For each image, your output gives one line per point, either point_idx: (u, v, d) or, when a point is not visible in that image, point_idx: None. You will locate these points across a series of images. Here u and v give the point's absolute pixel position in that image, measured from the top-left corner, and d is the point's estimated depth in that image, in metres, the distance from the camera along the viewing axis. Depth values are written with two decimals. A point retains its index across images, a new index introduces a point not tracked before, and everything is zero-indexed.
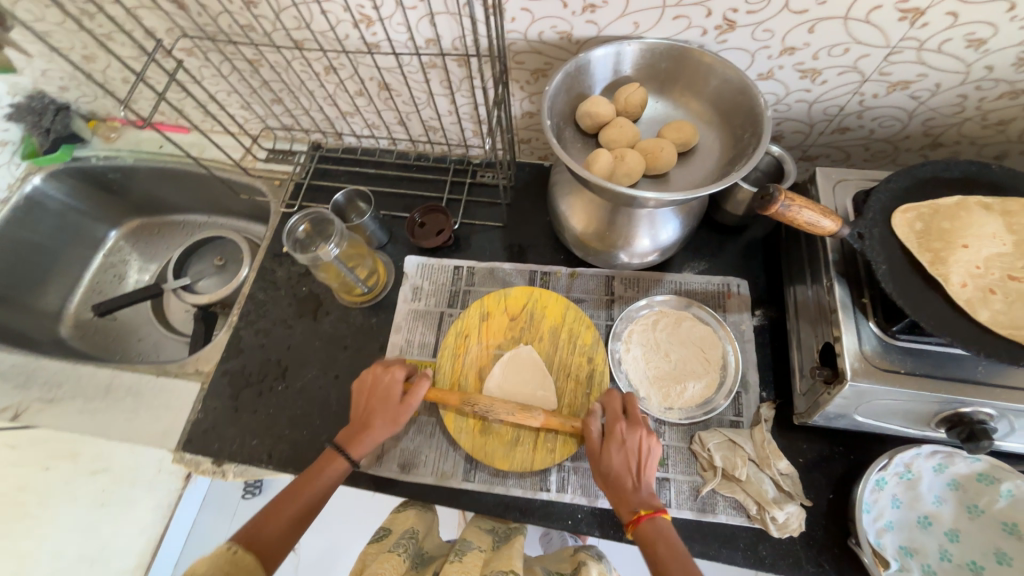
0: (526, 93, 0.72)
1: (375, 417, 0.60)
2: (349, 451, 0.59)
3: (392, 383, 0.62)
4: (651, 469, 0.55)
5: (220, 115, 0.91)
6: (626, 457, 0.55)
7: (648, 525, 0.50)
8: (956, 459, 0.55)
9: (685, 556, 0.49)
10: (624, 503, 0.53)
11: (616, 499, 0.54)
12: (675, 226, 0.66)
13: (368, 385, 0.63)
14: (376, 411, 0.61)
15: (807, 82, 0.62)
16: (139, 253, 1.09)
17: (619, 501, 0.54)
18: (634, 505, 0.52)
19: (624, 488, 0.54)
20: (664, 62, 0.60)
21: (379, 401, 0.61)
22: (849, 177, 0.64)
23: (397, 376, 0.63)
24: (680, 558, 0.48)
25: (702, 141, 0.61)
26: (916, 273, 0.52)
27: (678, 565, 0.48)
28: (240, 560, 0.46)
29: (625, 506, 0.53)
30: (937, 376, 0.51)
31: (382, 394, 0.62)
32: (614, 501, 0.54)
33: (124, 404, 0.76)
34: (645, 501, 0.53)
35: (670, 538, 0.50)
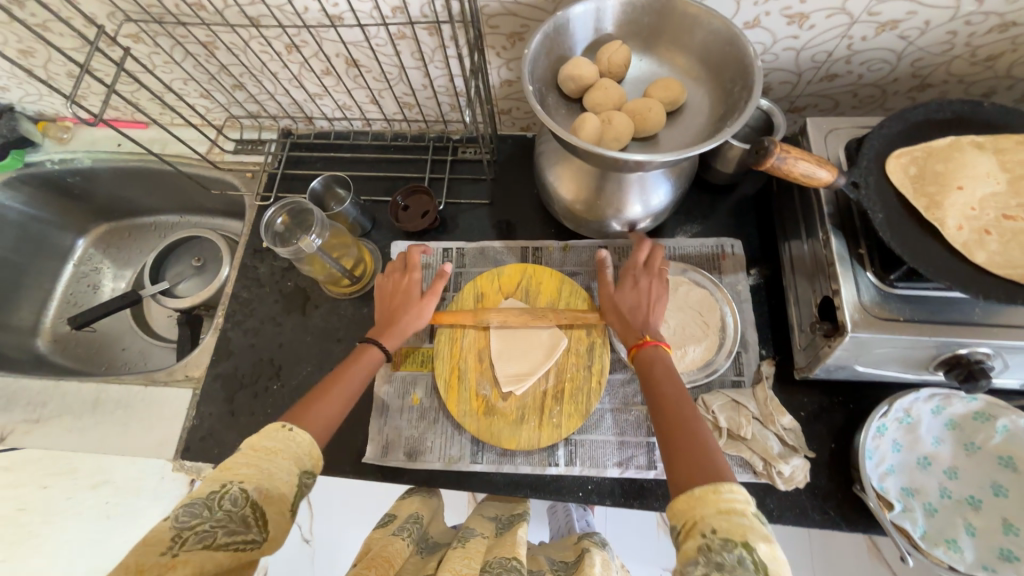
0: (503, 60, 0.69)
1: (398, 309, 0.63)
2: (380, 340, 0.60)
3: (410, 283, 0.64)
4: (674, 356, 0.54)
5: (180, 106, 0.86)
6: (658, 351, 0.54)
7: (648, 351, 0.54)
8: (954, 400, 0.57)
9: (679, 380, 0.51)
10: (631, 333, 0.57)
11: (626, 332, 0.59)
12: (667, 190, 0.65)
13: (390, 289, 0.65)
14: (398, 301, 0.64)
15: (794, 29, 0.60)
16: (112, 260, 1.05)
17: (626, 332, 0.58)
18: (639, 332, 0.57)
19: (653, 366, 0.53)
20: (646, 15, 0.56)
21: (399, 300, 0.64)
22: (839, 126, 0.62)
23: (416, 278, 0.65)
24: (672, 379, 0.51)
25: (691, 99, 0.58)
26: (912, 219, 0.52)
27: (673, 389, 0.50)
28: (299, 438, 0.44)
29: (632, 333, 0.57)
30: (936, 321, 0.52)
31: (404, 295, 0.64)
32: (624, 334, 0.58)
33: (114, 417, 0.74)
34: (651, 333, 0.56)
35: (671, 372, 0.52)
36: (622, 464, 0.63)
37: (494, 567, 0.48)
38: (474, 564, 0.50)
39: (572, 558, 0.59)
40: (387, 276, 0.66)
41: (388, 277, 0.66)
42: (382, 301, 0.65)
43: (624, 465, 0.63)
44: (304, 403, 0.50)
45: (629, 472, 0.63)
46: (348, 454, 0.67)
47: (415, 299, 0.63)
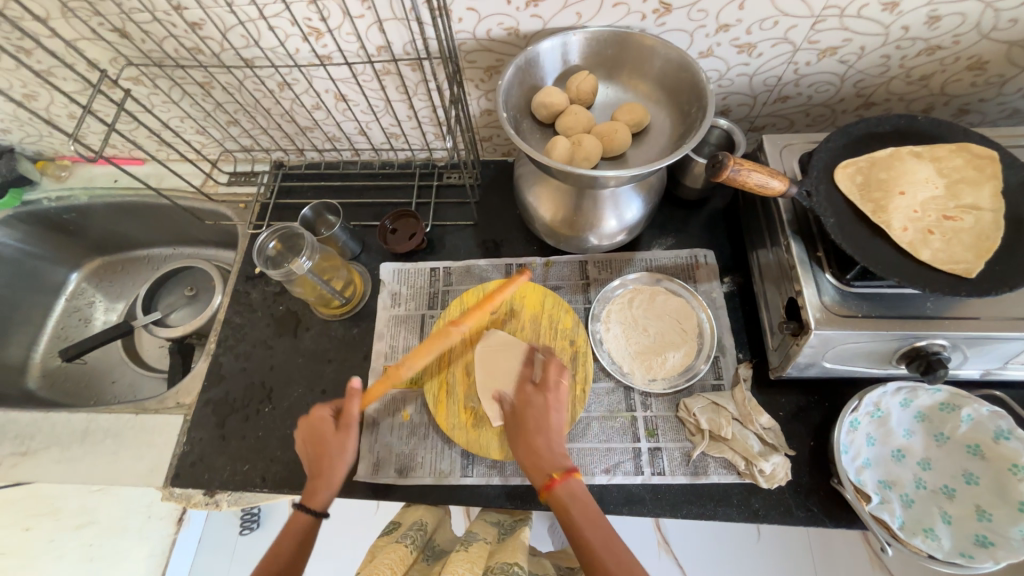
0: (481, 91, 0.74)
1: (325, 460, 0.57)
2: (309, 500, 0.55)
3: (326, 428, 0.59)
4: (561, 426, 0.57)
5: (176, 142, 0.90)
6: (540, 420, 0.57)
7: (561, 488, 0.52)
8: (920, 392, 0.59)
9: (598, 515, 0.51)
10: (538, 468, 0.54)
11: (529, 461, 0.56)
12: (638, 205, 0.69)
13: (314, 436, 0.59)
14: (323, 448, 0.58)
15: (745, 56, 0.66)
16: (105, 293, 1.06)
17: (532, 466, 0.55)
18: (546, 470, 0.54)
19: (540, 453, 0.55)
20: (608, 48, 0.62)
21: (320, 444, 0.58)
22: (793, 141, 0.67)
23: (325, 416, 0.61)
24: (594, 521, 0.50)
25: (654, 121, 0.63)
26: (862, 222, 0.56)
27: (599, 536, 0.48)
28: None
29: (539, 471, 0.54)
30: (892, 316, 0.55)
31: (321, 435, 0.59)
32: (529, 466, 0.55)
33: (104, 447, 0.74)
34: (557, 462, 0.54)
35: (586, 502, 0.52)
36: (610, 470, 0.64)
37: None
38: (478, 567, 0.51)
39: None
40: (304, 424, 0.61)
41: (311, 421, 0.61)
42: (306, 443, 0.60)
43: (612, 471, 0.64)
44: (266, 565, 0.50)
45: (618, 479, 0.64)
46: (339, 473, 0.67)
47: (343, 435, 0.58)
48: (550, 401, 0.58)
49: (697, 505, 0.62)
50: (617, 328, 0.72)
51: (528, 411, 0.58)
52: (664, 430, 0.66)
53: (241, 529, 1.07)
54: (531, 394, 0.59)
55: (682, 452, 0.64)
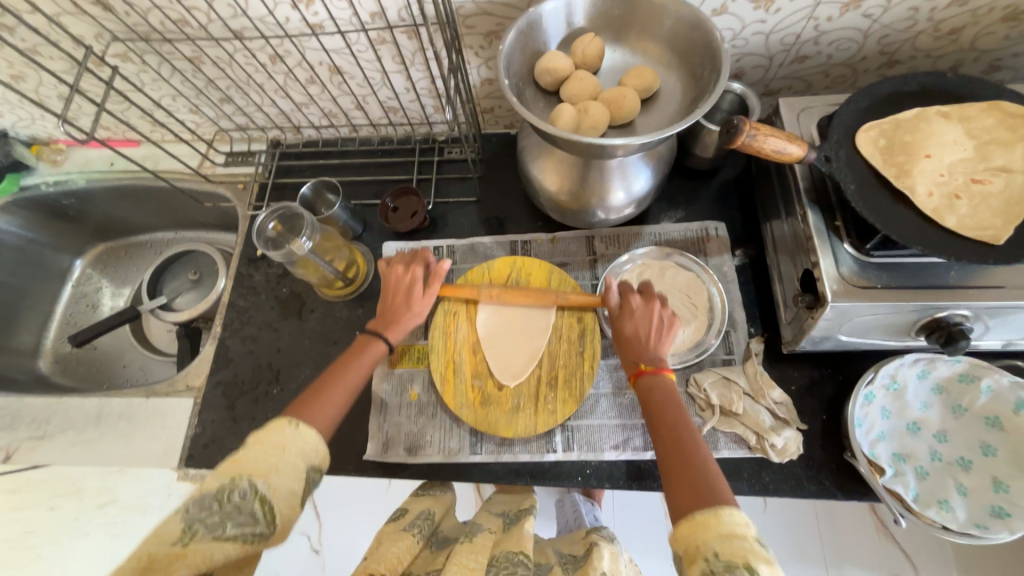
0: (482, 59, 0.71)
1: (403, 312, 0.61)
2: (386, 334, 0.59)
3: (411, 279, 0.62)
4: (669, 335, 0.56)
5: (169, 122, 0.87)
6: (643, 322, 0.57)
7: (648, 377, 0.53)
8: (938, 363, 0.57)
9: (680, 401, 0.51)
10: (632, 354, 0.56)
11: (625, 347, 0.57)
12: (647, 176, 0.66)
13: (392, 283, 0.62)
14: (399, 300, 0.61)
15: (761, 13, 0.62)
16: (110, 279, 1.06)
17: (626, 352, 0.57)
18: (641, 359, 0.55)
19: (643, 346, 0.55)
20: (616, 7, 0.58)
21: (403, 297, 0.61)
22: (811, 104, 0.64)
23: (419, 275, 0.62)
24: (682, 421, 0.49)
25: (664, 85, 0.60)
26: (883, 189, 0.53)
27: (683, 422, 0.49)
28: (307, 437, 0.44)
29: (636, 356, 0.55)
30: (913, 286, 0.53)
31: (404, 291, 0.61)
32: (626, 349, 0.57)
33: (118, 430, 0.75)
34: (653, 359, 0.55)
35: (674, 399, 0.52)
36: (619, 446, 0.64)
37: (501, 560, 0.50)
38: (482, 558, 0.52)
39: (579, 552, 0.60)
40: (387, 270, 0.63)
41: (387, 270, 0.63)
42: (387, 292, 0.62)
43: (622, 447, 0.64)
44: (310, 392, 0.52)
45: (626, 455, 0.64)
46: (348, 453, 0.68)
47: (425, 300, 0.62)
48: (637, 318, 0.57)
49: None
50: None
51: (626, 318, 0.58)
52: None
53: None
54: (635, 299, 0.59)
55: None
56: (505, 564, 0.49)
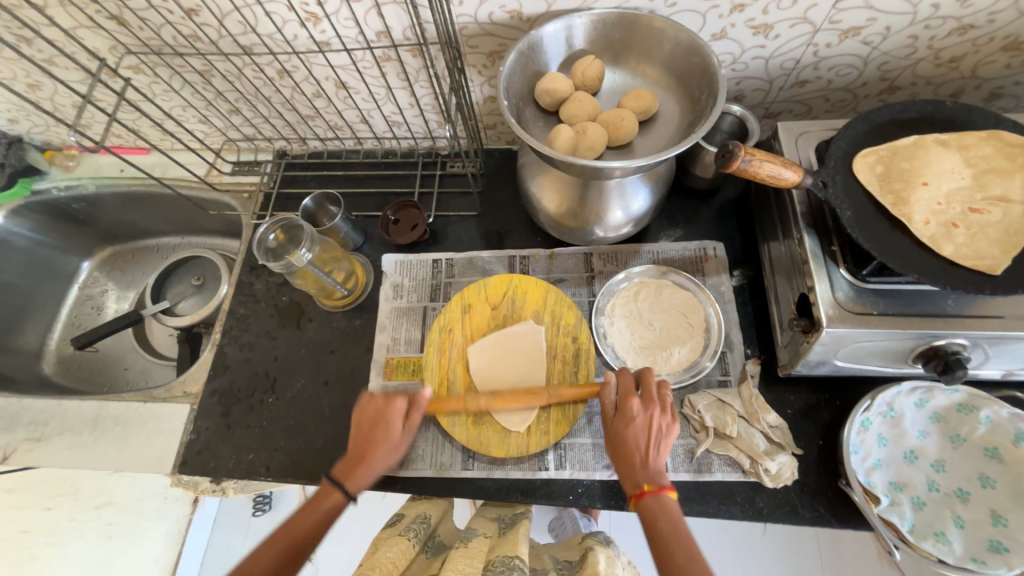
0: (485, 78, 0.72)
1: (376, 446, 0.58)
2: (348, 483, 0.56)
3: (393, 416, 0.59)
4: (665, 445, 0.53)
5: (179, 132, 0.89)
6: (645, 435, 0.53)
7: (651, 501, 0.50)
8: (936, 392, 0.57)
9: (686, 534, 0.47)
10: (629, 473, 0.52)
11: (622, 467, 0.53)
12: (645, 196, 0.67)
13: (370, 416, 0.60)
14: (375, 436, 0.58)
15: (760, 38, 0.63)
16: (116, 282, 1.08)
17: (626, 470, 0.53)
18: (636, 479, 0.52)
19: (635, 466, 0.52)
20: (616, 31, 0.59)
21: (378, 435, 0.58)
22: (810, 129, 0.64)
23: (401, 409, 0.59)
24: (681, 539, 0.46)
25: (663, 107, 0.61)
26: (880, 215, 0.53)
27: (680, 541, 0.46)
28: None
29: (629, 478, 0.52)
30: (909, 314, 0.53)
31: (382, 428, 0.59)
32: (625, 471, 0.53)
33: (114, 434, 0.76)
34: (653, 477, 0.51)
35: (677, 524, 0.48)
36: (611, 466, 0.64)
37: (496, 566, 0.50)
38: (477, 562, 0.51)
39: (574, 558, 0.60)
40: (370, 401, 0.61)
41: (369, 401, 0.61)
42: (365, 423, 0.60)
43: (614, 467, 0.64)
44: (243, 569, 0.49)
45: None
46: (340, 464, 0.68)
47: (399, 430, 0.59)
48: (630, 431, 0.53)
49: (700, 502, 0.61)
50: (621, 322, 0.70)
51: (626, 433, 0.54)
52: None
53: (253, 512, 1.09)
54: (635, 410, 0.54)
55: (686, 449, 0.63)
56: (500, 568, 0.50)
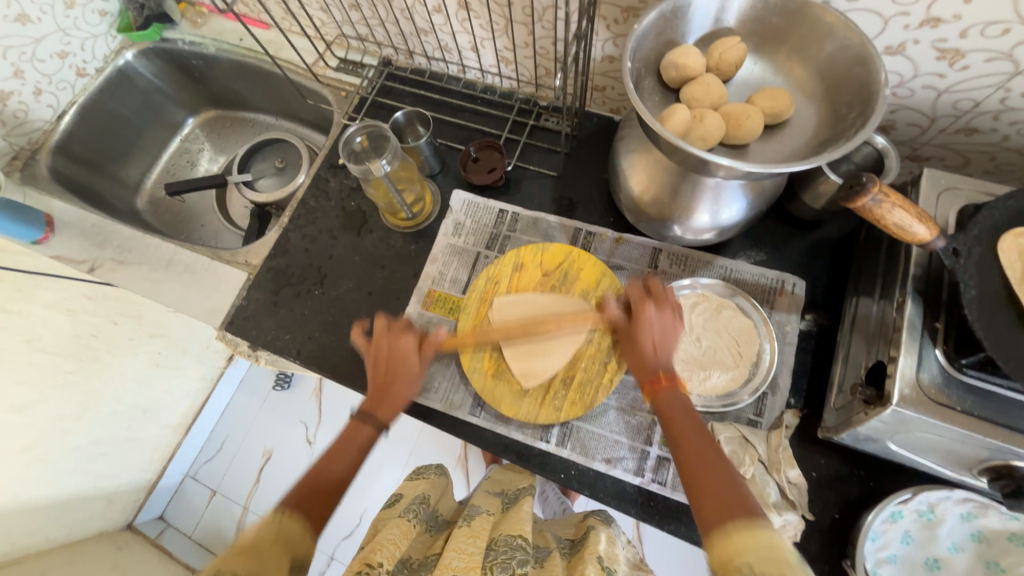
0: (611, 34, 0.67)
1: (396, 382, 0.60)
2: (376, 413, 0.58)
3: (405, 349, 0.61)
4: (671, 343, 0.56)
5: (300, 15, 0.91)
6: (658, 334, 0.56)
7: (665, 391, 0.53)
8: (990, 512, 0.51)
9: (701, 425, 0.50)
10: (644, 369, 0.56)
11: (636, 368, 0.57)
12: (741, 206, 0.61)
13: (384, 354, 0.62)
14: (395, 376, 0.60)
15: (943, 66, 0.53)
16: (212, 144, 1.15)
17: (639, 367, 0.56)
18: (653, 371, 0.55)
19: (646, 359, 0.56)
20: (775, 16, 0.52)
21: (395, 366, 0.61)
22: (962, 186, 0.55)
23: (411, 345, 0.62)
24: (696, 429, 0.50)
25: (797, 115, 0.54)
26: (1011, 306, 0.45)
27: (701, 444, 0.48)
28: (287, 527, 0.45)
29: (645, 373, 0.55)
30: (999, 422, 0.46)
31: (398, 360, 0.61)
32: (635, 370, 0.57)
33: (181, 277, 0.84)
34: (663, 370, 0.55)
35: (688, 413, 0.51)
36: (610, 461, 0.64)
37: (499, 544, 0.51)
38: (481, 541, 0.52)
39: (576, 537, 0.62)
40: (382, 338, 0.63)
41: (373, 344, 0.63)
42: (378, 361, 0.62)
43: (612, 463, 0.63)
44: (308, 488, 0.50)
45: (616, 471, 0.63)
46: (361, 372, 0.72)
47: (413, 359, 0.61)
48: (649, 339, 0.56)
49: None
50: None
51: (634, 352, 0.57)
52: None
53: (275, 385, 1.28)
54: (631, 330, 0.58)
55: None
56: (503, 548, 0.50)
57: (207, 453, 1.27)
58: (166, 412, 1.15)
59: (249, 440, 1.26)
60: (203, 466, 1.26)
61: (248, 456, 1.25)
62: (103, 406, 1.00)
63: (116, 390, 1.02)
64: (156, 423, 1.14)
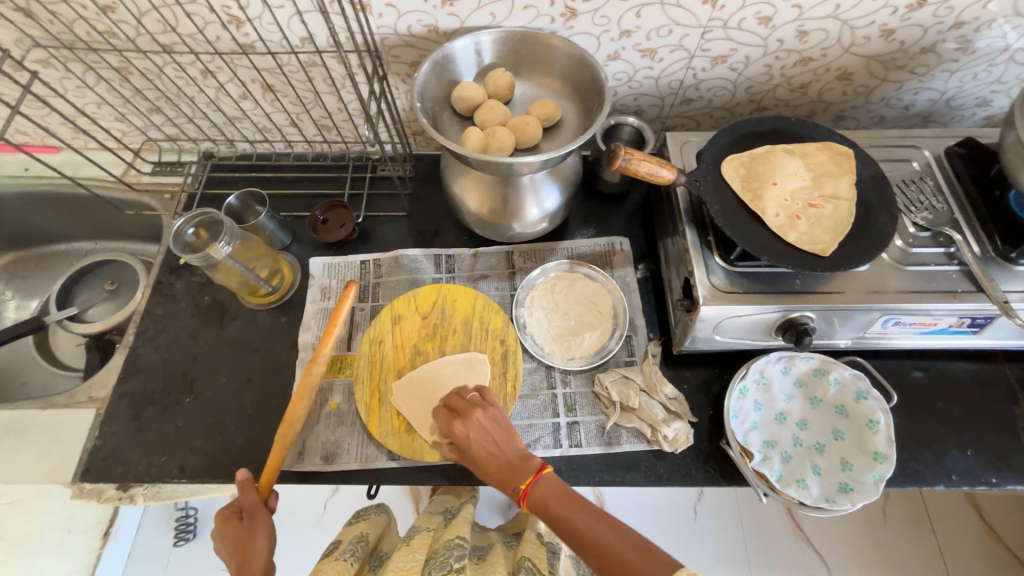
0: (409, 86, 0.77)
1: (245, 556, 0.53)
2: None
3: (253, 512, 0.58)
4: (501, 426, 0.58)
5: (95, 130, 0.88)
6: (495, 427, 0.58)
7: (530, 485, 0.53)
8: (796, 360, 0.67)
9: (571, 493, 0.52)
10: (503, 473, 0.55)
11: (498, 480, 0.56)
12: (557, 195, 0.74)
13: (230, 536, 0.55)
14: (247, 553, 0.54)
15: (648, 60, 0.72)
16: (14, 289, 1.00)
17: (501, 482, 0.55)
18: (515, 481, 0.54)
19: (501, 458, 0.56)
20: (522, 48, 0.66)
21: (244, 537, 0.55)
22: (693, 139, 0.74)
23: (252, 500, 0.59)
24: (570, 497, 0.52)
25: (566, 116, 0.68)
26: (742, 209, 0.62)
27: (576, 511, 0.51)
28: None
29: (511, 478, 0.55)
30: (769, 291, 0.62)
31: (246, 532, 0.56)
32: (500, 481, 0.55)
33: (7, 444, 0.71)
34: (520, 466, 0.55)
35: (562, 489, 0.53)
36: (530, 445, 0.68)
37: (438, 551, 0.53)
38: (420, 555, 0.55)
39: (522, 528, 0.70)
40: (223, 516, 0.57)
41: (224, 521, 0.57)
42: (223, 541, 0.55)
43: (533, 446, 0.68)
44: None
45: (538, 452, 0.67)
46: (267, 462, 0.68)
47: (263, 512, 0.58)
48: (483, 424, 0.58)
49: (607, 472, 0.66)
50: (539, 312, 0.76)
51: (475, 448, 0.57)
52: (582, 406, 0.70)
53: (175, 540, 1.12)
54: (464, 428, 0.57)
55: (597, 424, 0.69)
56: (442, 551, 0.52)
57: None
58: None
59: None
60: None
61: None
62: None
63: None
64: None
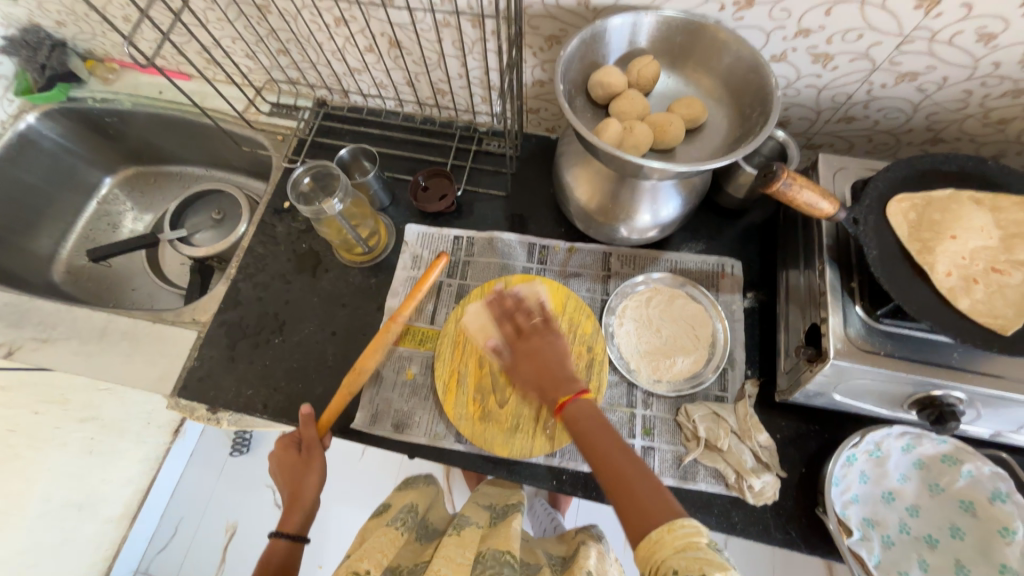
0: (538, 60, 0.72)
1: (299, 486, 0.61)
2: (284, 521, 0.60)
3: (305, 451, 0.63)
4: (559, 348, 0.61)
5: (225, 63, 0.90)
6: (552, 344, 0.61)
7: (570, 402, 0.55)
8: (924, 440, 0.59)
9: (604, 421, 0.53)
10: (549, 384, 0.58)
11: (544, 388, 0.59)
12: (676, 204, 0.67)
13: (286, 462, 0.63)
14: (299, 483, 0.61)
15: (818, 68, 0.63)
16: (134, 202, 1.08)
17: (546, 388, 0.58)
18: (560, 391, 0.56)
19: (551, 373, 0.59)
20: (679, 35, 0.59)
21: (298, 470, 0.62)
22: (850, 165, 0.65)
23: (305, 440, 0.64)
24: (602, 426, 0.52)
25: (711, 120, 0.61)
26: (905, 260, 0.54)
27: (602, 434, 0.51)
28: None
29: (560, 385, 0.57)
30: (916, 360, 0.54)
31: (298, 465, 0.62)
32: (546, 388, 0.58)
33: (120, 347, 0.77)
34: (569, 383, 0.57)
35: (597, 417, 0.53)
36: None
37: (487, 557, 0.52)
38: (469, 553, 0.54)
39: (567, 553, 0.65)
40: (281, 447, 0.64)
41: (282, 449, 0.64)
42: (281, 471, 0.63)
43: None
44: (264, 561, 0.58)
45: None
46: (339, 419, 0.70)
47: (315, 449, 0.63)
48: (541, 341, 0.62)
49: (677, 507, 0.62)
50: (630, 324, 0.72)
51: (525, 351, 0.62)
52: (660, 432, 0.66)
53: (232, 451, 1.19)
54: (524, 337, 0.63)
55: (675, 455, 0.65)
56: (491, 561, 0.51)
57: (160, 541, 1.15)
58: (105, 506, 1.01)
59: (208, 515, 1.16)
60: (157, 557, 1.14)
61: (210, 530, 1.15)
62: (30, 506, 0.90)
63: (45, 487, 0.91)
64: (95, 519, 1.00)
